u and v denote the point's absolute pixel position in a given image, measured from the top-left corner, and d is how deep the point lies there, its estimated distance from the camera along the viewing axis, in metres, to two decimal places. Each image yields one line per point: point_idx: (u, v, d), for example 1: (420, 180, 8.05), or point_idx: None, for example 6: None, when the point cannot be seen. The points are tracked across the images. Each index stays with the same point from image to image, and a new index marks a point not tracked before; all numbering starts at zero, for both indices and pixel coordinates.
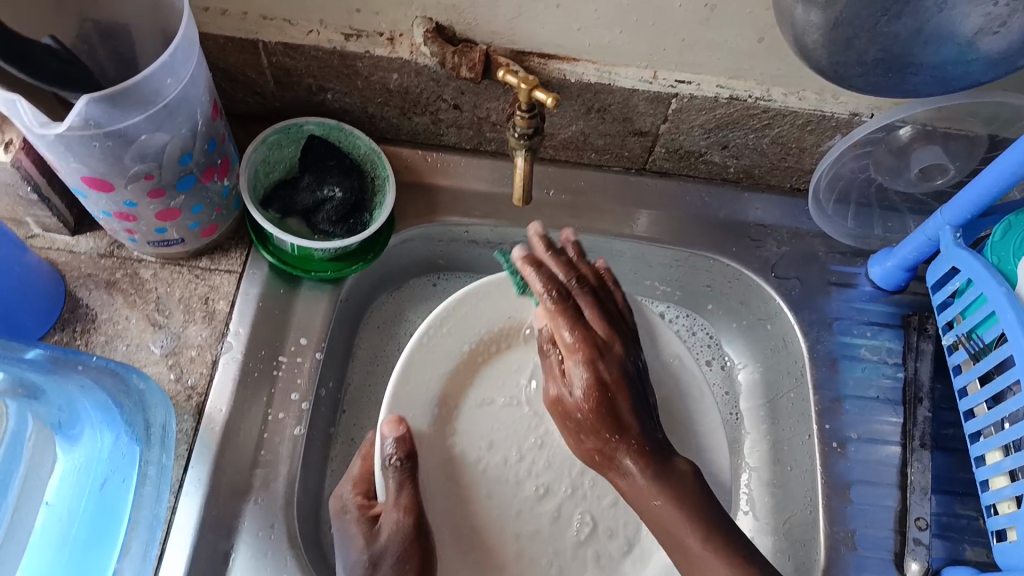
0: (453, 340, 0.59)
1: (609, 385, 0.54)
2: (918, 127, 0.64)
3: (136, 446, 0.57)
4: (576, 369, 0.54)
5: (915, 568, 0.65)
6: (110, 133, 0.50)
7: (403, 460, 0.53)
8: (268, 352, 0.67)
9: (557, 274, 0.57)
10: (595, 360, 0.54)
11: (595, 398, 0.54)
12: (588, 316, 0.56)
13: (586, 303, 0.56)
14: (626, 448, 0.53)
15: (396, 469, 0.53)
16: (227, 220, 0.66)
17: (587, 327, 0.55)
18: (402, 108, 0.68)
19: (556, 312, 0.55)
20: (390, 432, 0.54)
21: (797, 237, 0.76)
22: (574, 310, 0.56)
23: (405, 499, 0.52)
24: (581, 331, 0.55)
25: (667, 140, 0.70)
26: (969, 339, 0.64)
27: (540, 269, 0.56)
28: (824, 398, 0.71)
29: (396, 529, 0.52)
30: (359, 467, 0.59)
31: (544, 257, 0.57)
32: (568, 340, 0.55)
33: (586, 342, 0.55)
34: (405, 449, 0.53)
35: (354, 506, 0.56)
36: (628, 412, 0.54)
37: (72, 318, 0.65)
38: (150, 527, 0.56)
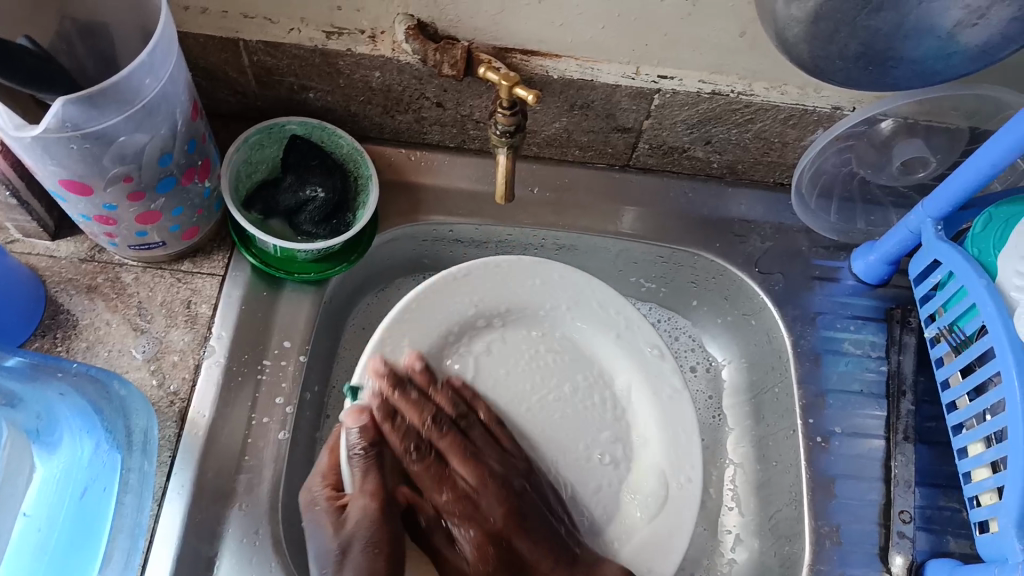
0: (434, 319, 0.62)
1: (462, 495, 0.59)
2: (900, 120, 0.64)
3: (117, 454, 0.56)
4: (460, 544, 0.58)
5: (899, 562, 0.65)
6: (89, 135, 0.49)
7: (368, 448, 0.56)
8: (252, 355, 0.66)
9: (411, 424, 0.59)
10: (478, 510, 0.59)
11: (484, 548, 0.58)
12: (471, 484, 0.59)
13: (456, 450, 0.60)
14: None
15: (361, 456, 0.56)
16: (209, 221, 0.66)
17: (452, 478, 0.59)
18: (385, 106, 0.68)
19: (427, 480, 0.59)
20: (352, 422, 0.57)
21: (780, 232, 0.77)
22: (438, 460, 0.60)
23: (370, 485, 0.55)
24: (453, 484, 0.59)
25: (650, 136, 0.70)
26: (951, 333, 0.65)
27: (386, 415, 0.58)
28: (808, 394, 0.71)
29: (362, 514, 0.54)
30: (326, 461, 0.58)
31: (386, 430, 0.58)
32: (442, 498, 0.59)
33: (450, 499, 0.59)
34: (370, 437, 0.57)
35: (323, 500, 0.56)
36: (524, 542, 0.58)
37: (53, 324, 0.64)
38: (132, 535, 0.55)
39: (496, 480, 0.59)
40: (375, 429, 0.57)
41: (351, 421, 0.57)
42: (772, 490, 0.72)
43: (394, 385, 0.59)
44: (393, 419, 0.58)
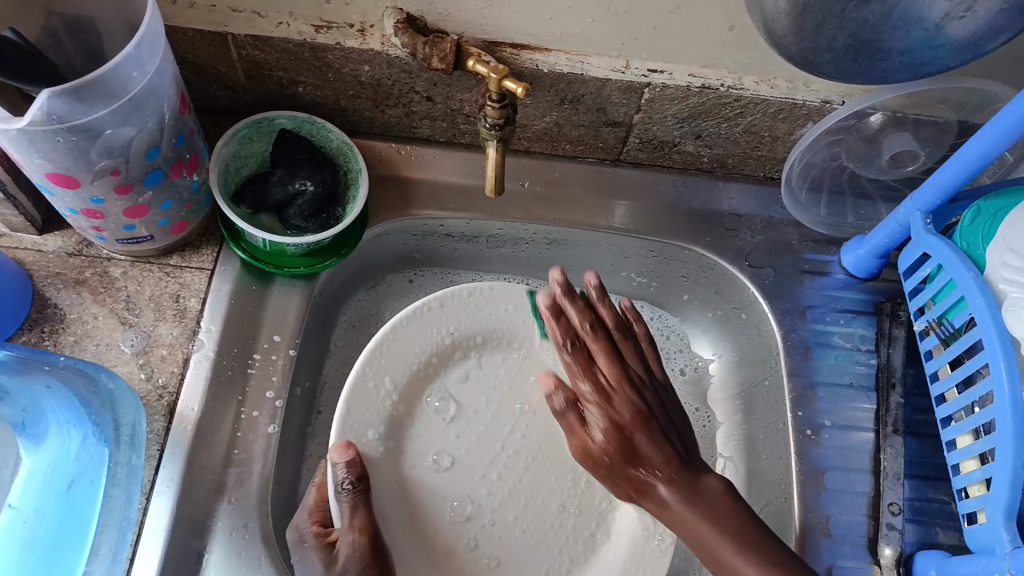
0: (405, 349, 0.61)
1: (620, 415, 0.60)
2: (888, 114, 0.64)
3: (104, 447, 0.56)
4: (596, 432, 0.60)
5: (888, 553, 0.65)
6: (75, 128, 0.48)
7: (356, 483, 0.53)
8: (241, 350, 0.66)
9: (574, 325, 0.62)
10: (614, 399, 0.61)
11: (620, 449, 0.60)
12: (631, 407, 0.60)
13: (608, 348, 0.62)
14: (652, 474, 0.60)
15: (349, 492, 0.53)
16: (197, 215, 0.65)
17: (593, 376, 0.61)
18: (374, 100, 0.67)
19: (584, 376, 0.61)
20: (339, 456, 0.54)
21: (770, 226, 0.77)
22: (586, 364, 0.62)
23: (359, 520, 0.53)
24: (592, 376, 0.61)
25: (640, 130, 0.70)
26: (939, 325, 0.65)
27: (554, 308, 0.62)
28: (798, 386, 0.71)
29: (353, 549, 0.52)
30: (314, 496, 0.59)
31: (556, 324, 0.61)
32: (587, 389, 0.61)
33: (591, 394, 0.61)
34: (358, 472, 0.54)
35: (313, 536, 0.55)
36: (646, 442, 0.60)
37: (40, 318, 0.63)
38: (119, 530, 0.55)
39: (632, 388, 0.61)
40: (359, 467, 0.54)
41: (339, 455, 0.54)
42: (764, 482, 0.73)
43: (569, 295, 0.62)
44: (566, 339, 0.62)
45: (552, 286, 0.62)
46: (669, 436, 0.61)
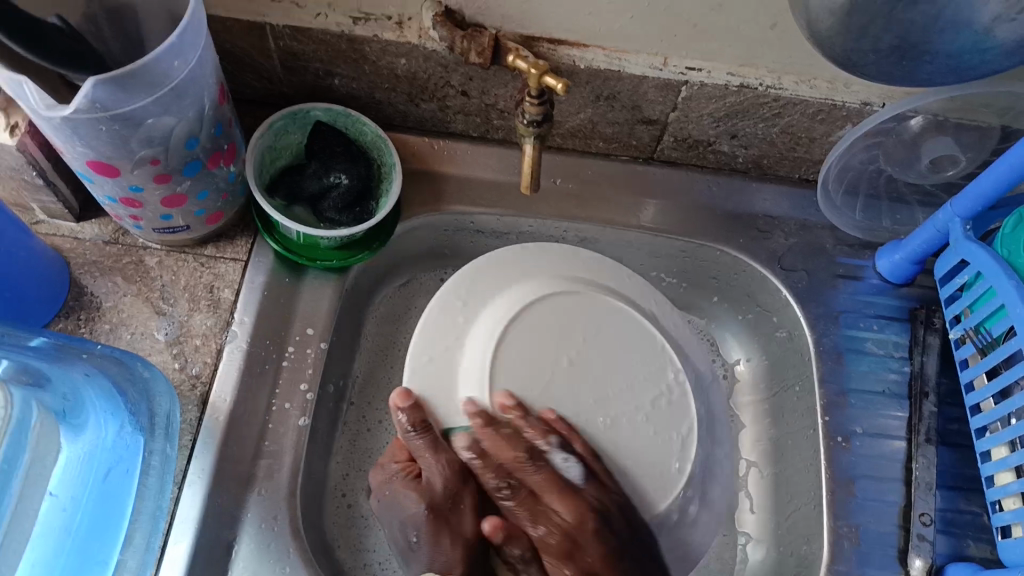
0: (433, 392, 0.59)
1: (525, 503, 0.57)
2: (930, 117, 0.63)
3: (140, 437, 0.57)
4: (563, 468, 0.58)
5: (918, 565, 0.64)
6: (118, 116, 0.49)
7: (420, 426, 0.57)
8: (274, 342, 0.67)
9: (501, 461, 0.57)
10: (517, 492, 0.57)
11: (587, 516, 0.57)
12: (531, 452, 0.57)
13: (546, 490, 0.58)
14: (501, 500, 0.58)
15: (418, 434, 0.57)
16: (233, 206, 0.66)
17: (547, 512, 0.58)
18: (409, 94, 0.67)
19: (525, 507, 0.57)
20: (400, 402, 0.57)
21: (805, 229, 0.76)
22: (541, 568, 0.57)
23: (441, 452, 0.57)
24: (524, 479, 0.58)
25: (675, 129, 0.69)
26: (977, 334, 0.64)
27: (478, 448, 0.57)
28: (829, 393, 0.71)
29: (441, 475, 0.57)
30: (377, 477, 0.60)
31: (484, 466, 0.57)
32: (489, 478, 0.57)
33: (552, 537, 0.57)
34: (420, 416, 0.57)
35: (398, 474, 0.59)
36: (595, 526, 0.57)
37: (76, 306, 0.64)
38: (152, 519, 0.56)
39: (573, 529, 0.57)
40: (423, 409, 0.58)
41: (399, 402, 0.57)
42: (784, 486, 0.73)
43: (487, 425, 0.57)
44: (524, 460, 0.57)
45: (470, 402, 0.58)
46: (615, 521, 0.57)
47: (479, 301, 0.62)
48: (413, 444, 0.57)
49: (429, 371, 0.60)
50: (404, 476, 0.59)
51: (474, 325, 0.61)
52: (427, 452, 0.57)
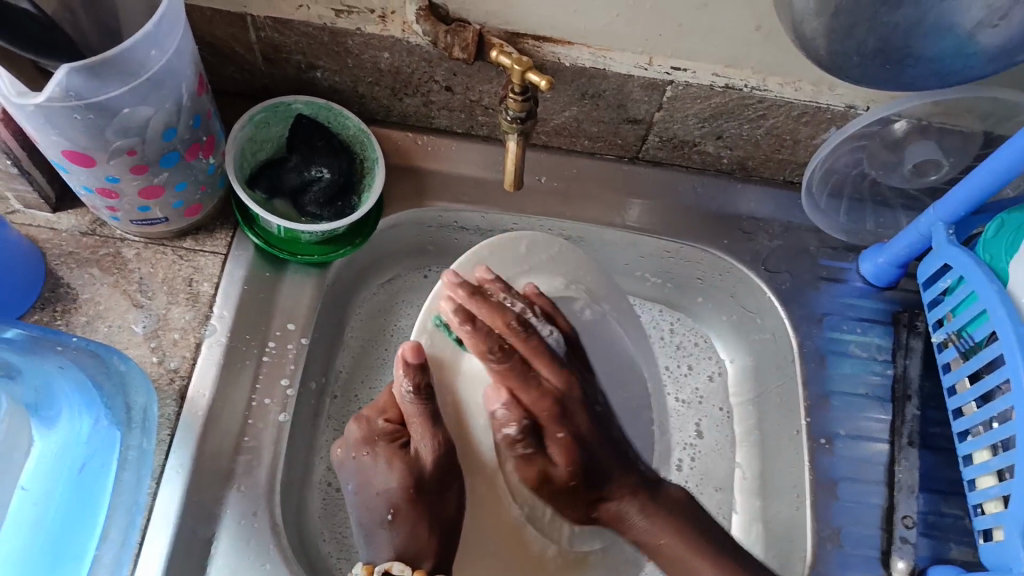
0: (450, 335, 0.60)
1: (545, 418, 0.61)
2: (913, 121, 0.63)
3: (116, 431, 0.56)
4: (547, 337, 0.63)
5: (901, 566, 0.65)
6: (92, 105, 0.48)
7: (422, 388, 0.56)
8: (252, 336, 0.66)
9: (495, 327, 0.60)
10: (558, 418, 0.62)
11: (556, 394, 0.62)
12: (540, 317, 0.63)
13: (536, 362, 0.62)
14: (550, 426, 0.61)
15: (417, 397, 0.56)
16: (212, 198, 0.65)
17: (540, 382, 0.62)
18: (393, 87, 0.67)
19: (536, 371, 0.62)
20: (411, 357, 0.55)
21: (789, 231, 0.76)
22: (540, 442, 0.61)
23: (438, 430, 0.57)
24: (540, 386, 0.61)
25: (660, 129, 0.69)
26: (959, 338, 0.64)
27: (466, 315, 0.58)
28: (812, 394, 0.71)
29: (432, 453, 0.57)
30: (357, 431, 0.60)
31: (471, 335, 0.58)
32: (530, 398, 0.61)
33: (541, 405, 0.61)
34: (423, 378, 0.56)
35: (382, 435, 0.59)
36: (581, 399, 0.63)
37: (52, 297, 0.63)
38: (128, 513, 0.55)
39: (555, 397, 0.62)
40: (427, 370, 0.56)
41: (410, 357, 0.55)
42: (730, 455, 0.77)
43: (473, 297, 0.59)
44: (512, 434, 0.59)
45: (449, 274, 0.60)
46: (590, 398, 0.64)
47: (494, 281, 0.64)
48: (409, 409, 0.56)
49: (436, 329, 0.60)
50: (390, 441, 0.59)
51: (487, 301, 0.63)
52: (420, 423, 0.57)
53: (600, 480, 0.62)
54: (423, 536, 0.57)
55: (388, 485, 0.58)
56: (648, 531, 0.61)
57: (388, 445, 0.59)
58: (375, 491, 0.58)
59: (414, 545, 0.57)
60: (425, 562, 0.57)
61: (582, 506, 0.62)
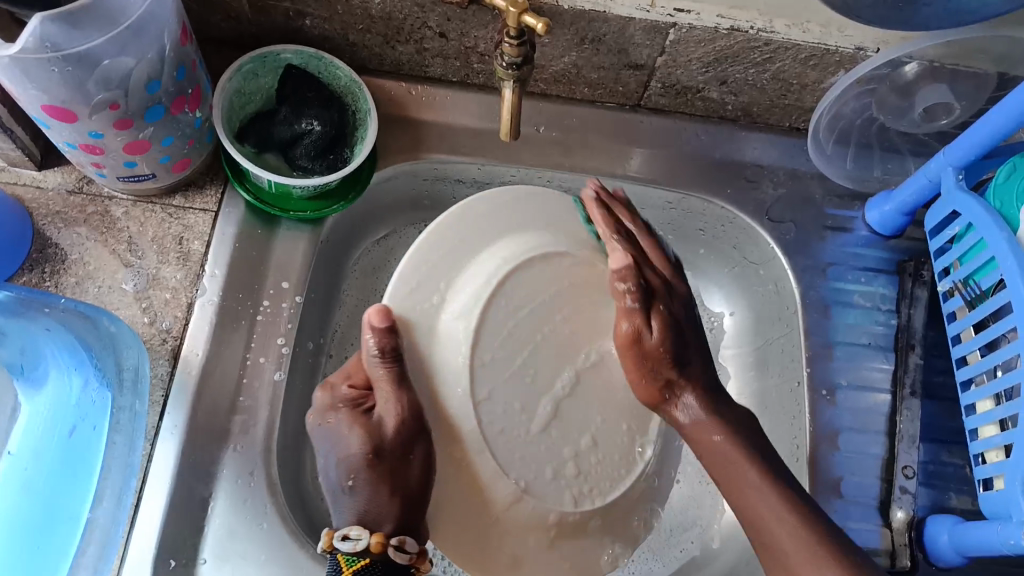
0: (427, 288, 0.53)
1: (660, 287, 0.59)
2: (925, 63, 0.61)
3: (108, 393, 0.55)
4: (669, 249, 0.64)
5: (900, 516, 0.64)
6: (70, 57, 0.47)
7: (387, 352, 0.51)
8: (246, 295, 0.65)
9: (620, 222, 0.62)
10: (652, 304, 0.58)
11: (671, 274, 0.61)
12: (646, 223, 0.64)
13: (647, 241, 0.62)
14: (648, 309, 0.58)
15: (384, 362, 0.51)
16: (201, 153, 0.63)
17: (649, 262, 0.60)
18: (385, 35, 0.64)
19: (645, 263, 0.59)
20: (376, 321, 0.50)
21: (794, 178, 0.74)
22: (647, 307, 0.57)
23: (405, 398, 0.51)
24: (654, 270, 0.60)
25: (663, 74, 0.67)
26: (965, 287, 0.63)
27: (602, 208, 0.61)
28: (815, 344, 0.70)
29: (396, 425, 0.51)
30: (321, 398, 0.55)
31: (602, 211, 0.60)
32: (653, 275, 0.60)
33: (654, 278, 0.60)
34: (389, 340, 0.51)
35: (346, 402, 0.55)
36: (682, 291, 0.62)
37: (41, 257, 0.62)
38: (123, 475, 0.54)
39: (665, 279, 0.60)
40: (395, 334, 0.51)
41: (375, 321, 0.50)
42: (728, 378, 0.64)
43: (612, 201, 0.63)
44: (621, 287, 0.57)
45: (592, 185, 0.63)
46: (693, 315, 0.62)
47: (479, 239, 0.55)
48: (375, 372, 0.51)
49: (414, 295, 0.53)
50: (353, 407, 0.55)
51: (468, 263, 0.54)
52: (386, 386, 0.51)
53: (681, 362, 0.59)
54: (384, 500, 0.51)
55: (350, 450, 0.53)
56: (708, 424, 0.58)
57: (351, 411, 0.54)
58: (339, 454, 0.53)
59: (377, 510, 0.51)
60: (388, 526, 0.50)
61: (658, 384, 0.57)
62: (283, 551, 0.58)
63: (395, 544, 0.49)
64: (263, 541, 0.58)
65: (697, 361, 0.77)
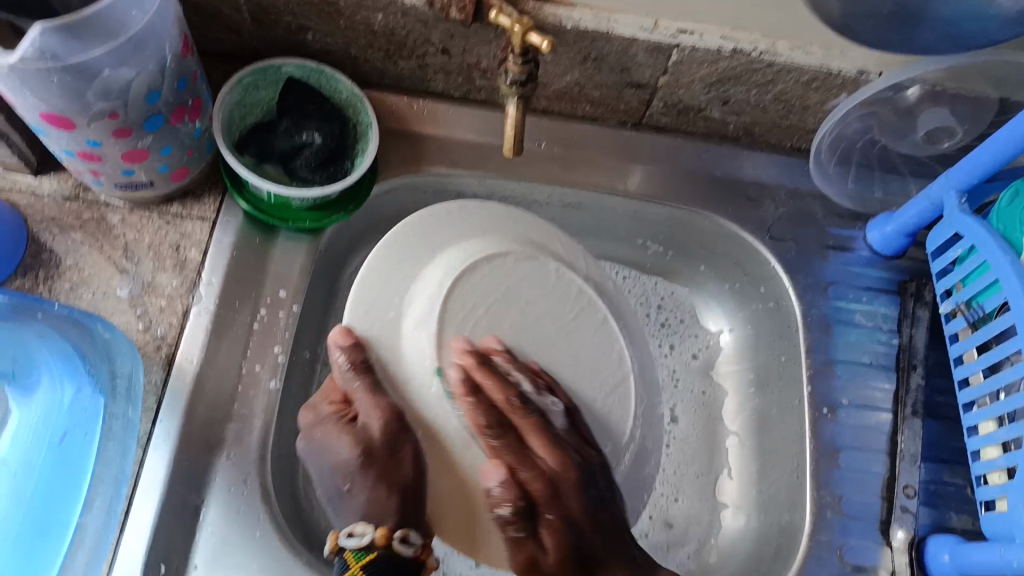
0: (385, 301, 0.59)
1: (559, 482, 0.57)
2: (926, 87, 0.61)
3: (101, 399, 0.55)
4: (552, 408, 0.59)
5: (901, 535, 0.64)
6: (70, 67, 0.47)
7: (356, 364, 0.57)
8: (243, 303, 0.65)
9: (494, 402, 0.57)
10: (544, 509, 0.57)
11: (569, 466, 0.57)
12: (535, 407, 0.58)
13: (529, 430, 0.58)
14: (540, 500, 0.57)
15: (355, 373, 0.57)
16: (200, 162, 0.63)
17: (533, 462, 0.57)
18: (387, 50, 0.64)
19: (521, 464, 0.56)
20: (339, 341, 0.57)
21: (794, 198, 0.74)
22: (530, 527, 0.56)
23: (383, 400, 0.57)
24: (533, 471, 0.57)
25: (666, 93, 0.67)
26: (969, 308, 0.63)
27: (469, 386, 0.56)
28: (816, 362, 0.70)
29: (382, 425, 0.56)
30: (305, 419, 0.60)
31: (470, 404, 0.56)
32: (528, 473, 0.56)
33: (536, 485, 0.56)
34: (358, 354, 0.57)
35: (331, 416, 0.59)
36: (578, 480, 0.57)
37: (35, 263, 0.62)
38: (115, 483, 0.54)
39: (557, 479, 0.57)
40: (362, 348, 0.57)
41: (339, 340, 0.57)
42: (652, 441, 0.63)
43: (481, 364, 0.57)
44: (499, 500, 0.55)
45: (462, 342, 0.58)
46: (603, 488, 0.58)
47: (425, 250, 0.62)
48: (350, 383, 0.57)
49: (371, 314, 0.59)
50: (337, 420, 0.59)
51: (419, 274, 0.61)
52: (365, 395, 0.57)
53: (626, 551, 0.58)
54: (384, 500, 0.55)
55: (342, 456, 0.57)
56: None
57: (337, 424, 0.59)
58: (330, 461, 0.58)
59: (380, 506, 0.55)
60: (391, 521, 0.55)
61: None
62: (275, 560, 0.58)
63: (400, 538, 0.53)
64: (257, 551, 0.58)
65: (689, 380, 0.78)
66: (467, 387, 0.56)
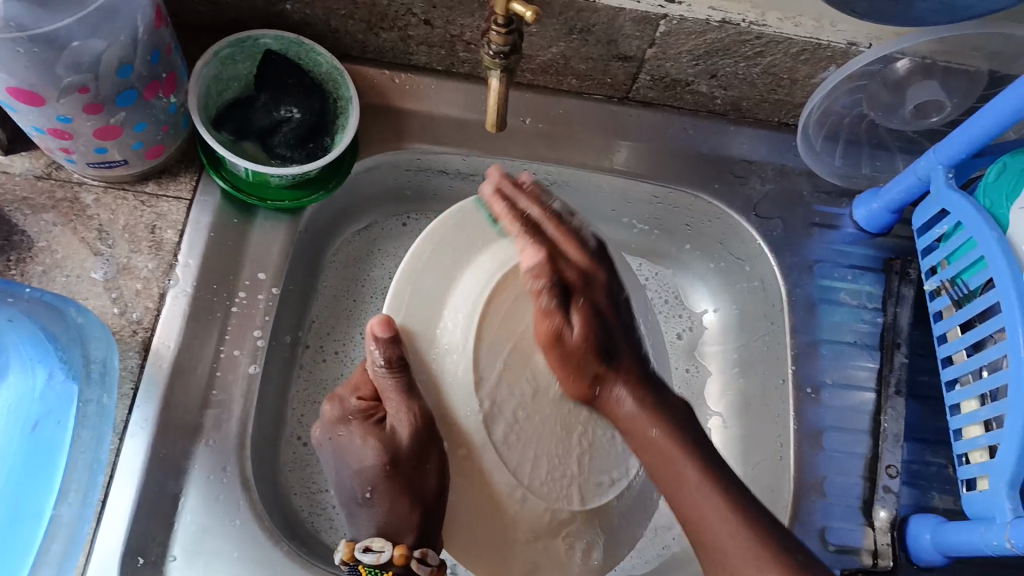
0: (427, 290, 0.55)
1: (591, 285, 0.58)
2: (916, 59, 0.60)
3: (74, 385, 0.53)
4: (580, 229, 0.59)
5: (882, 516, 0.64)
6: (37, 36, 0.45)
7: (392, 360, 0.52)
8: (221, 286, 0.63)
9: (529, 214, 0.57)
10: (572, 305, 0.56)
11: (596, 269, 0.58)
12: (558, 211, 0.59)
13: (558, 234, 0.58)
14: (568, 304, 0.56)
15: (391, 370, 0.52)
16: (175, 139, 0.61)
17: (565, 258, 0.57)
18: (368, 21, 0.63)
19: (559, 257, 0.57)
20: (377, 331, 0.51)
21: (782, 174, 0.73)
22: (564, 302, 0.56)
23: (415, 406, 0.53)
24: (562, 264, 0.57)
25: (652, 66, 0.66)
26: (953, 286, 0.62)
27: (502, 200, 0.57)
28: (800, 343, 0.69)
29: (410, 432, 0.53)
30: (331, 412, 0.57)
31: (506, 209, 0.57)
32: (568, 269, 0.57)
33: (570, 273, 0.57)
34: (393, 350, 0.52)
35: (357, 413, 0.57)
36: (604, 282, 0.58)
37: (7, 245, 0.60)
38: (90, 471, 0.52)
39: (594, 278, 0.58)
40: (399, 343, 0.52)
41: (378, 331, 0.51)
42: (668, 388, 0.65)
43: (517, 189, 0.58)
44: (543, 300, 0.55)
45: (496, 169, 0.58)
46: (614, 287, 0.59)
47: (472, 245, 0.56)
48: (382, 382, 0.53)
49: (410, 299, 0.54)
50: (364, 418, 0.57)
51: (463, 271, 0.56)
52: (394, 397, 0.53)
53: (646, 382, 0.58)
54: (404, 510, 0.54)
55: (364, 461, 0.55)
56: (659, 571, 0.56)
57: (362, 423, 0.56)
58: (350, 466, 0.56)
59: (398, 520, 0.54)
60: (408, 538, 0.54)
61: (587, 378, 0.55)
62: (255, 549, 0.57)
63: (417, 556, 0.53)
64: (236, 539, 0.57)
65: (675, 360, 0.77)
66: (502, 195, 0.57)
